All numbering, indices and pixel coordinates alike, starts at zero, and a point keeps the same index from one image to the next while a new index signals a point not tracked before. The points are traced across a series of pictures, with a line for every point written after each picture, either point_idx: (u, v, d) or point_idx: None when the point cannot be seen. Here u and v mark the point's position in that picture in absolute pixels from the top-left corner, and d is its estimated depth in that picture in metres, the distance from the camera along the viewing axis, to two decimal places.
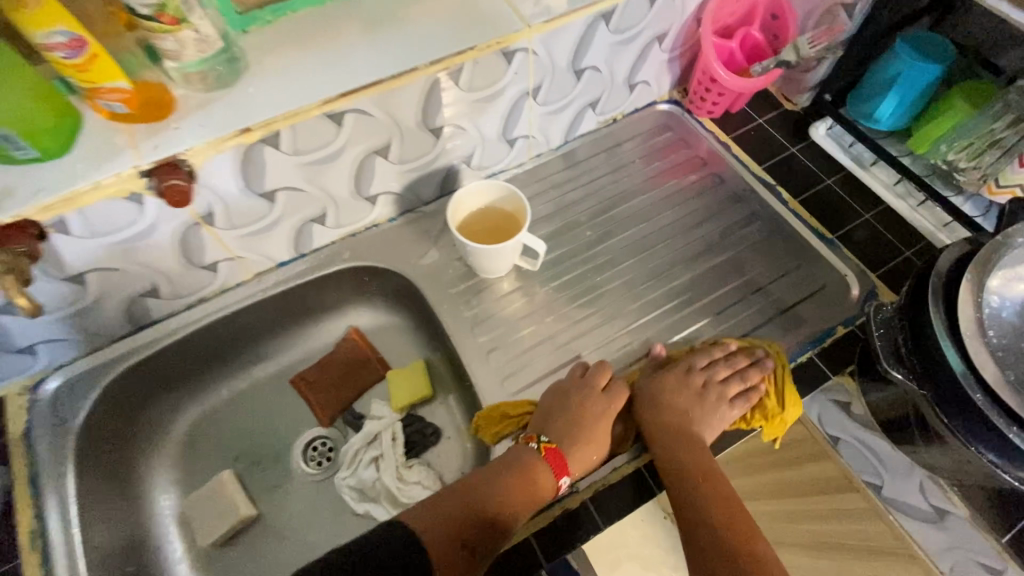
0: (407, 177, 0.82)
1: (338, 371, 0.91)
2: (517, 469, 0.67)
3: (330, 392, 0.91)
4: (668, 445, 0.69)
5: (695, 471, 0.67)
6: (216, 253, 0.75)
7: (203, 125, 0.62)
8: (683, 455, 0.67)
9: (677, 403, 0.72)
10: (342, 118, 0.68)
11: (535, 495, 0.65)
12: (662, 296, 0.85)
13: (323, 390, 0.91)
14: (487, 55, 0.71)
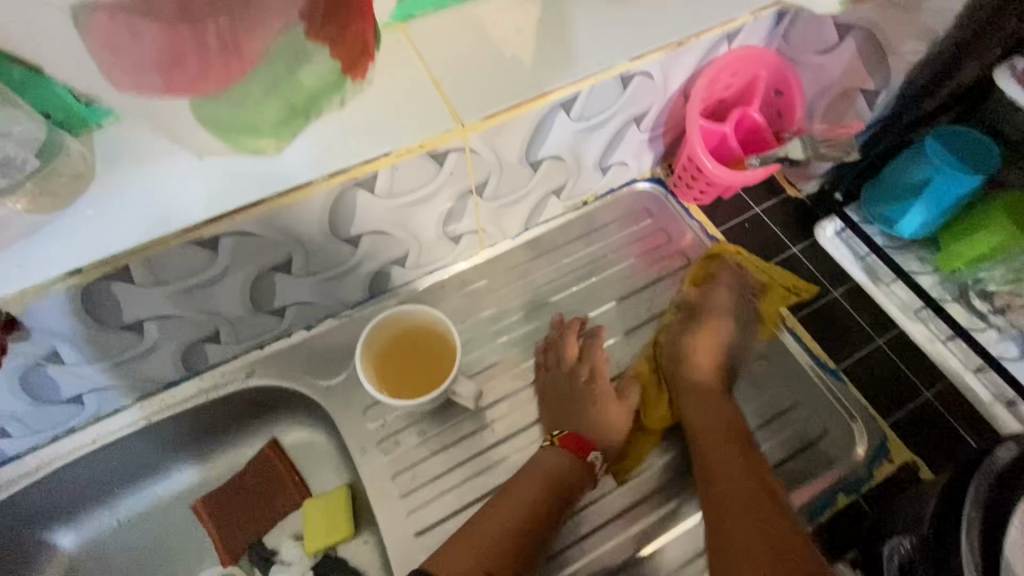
0: (321, 286, 0.67)
1: (246, 498, 0.78)
2: (545, 472, 0.64)
3: (235, 523, 0.77)
4: (695, 407, 0.67)
5: (721, 436, 0.62)
6: (77, 387, 0.61)
7: (23, 264, 0.48)
8: (700, 413, 0.66)
9: (704, 373, 0.69)
10: (217, 244, 0.53)
11: (558, 481, 0.63)
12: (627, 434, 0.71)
13: (227, 521, 0.77)
14: (410, 160, 0.56)
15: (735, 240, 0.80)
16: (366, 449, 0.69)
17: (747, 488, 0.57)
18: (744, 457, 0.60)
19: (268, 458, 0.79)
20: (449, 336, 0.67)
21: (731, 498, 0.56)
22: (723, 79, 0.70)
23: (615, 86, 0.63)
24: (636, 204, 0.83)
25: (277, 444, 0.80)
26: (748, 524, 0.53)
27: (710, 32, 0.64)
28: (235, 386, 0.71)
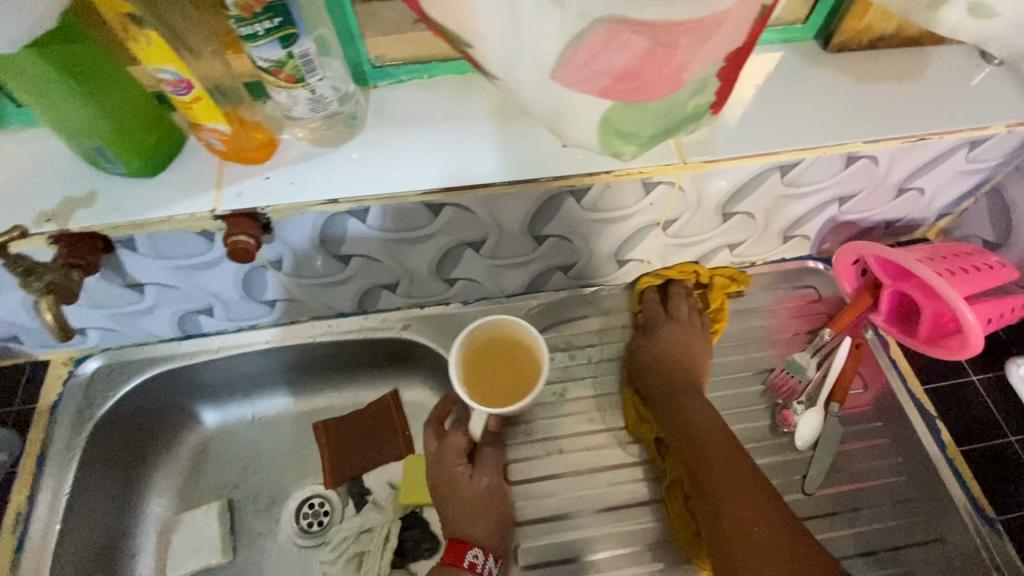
0: (494, 270, 0.73)
1: (361, 433, 0.85)
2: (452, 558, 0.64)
3: (346, 454, 0.84)
4: (671, 415, 0.69)
5: (709, 440, 0.65)
6: (278, 293, 0.70)
7: (293, 183, 0.56)
8: (675, 427, 0.68)
9: (677, 378, 0.72)
10: (440, 210, 0.60)
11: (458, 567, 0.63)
12: None
13: (339, 449, 0.84)
14: (626, 181, 0.59)
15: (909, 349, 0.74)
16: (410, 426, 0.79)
17: (728, 488, 0.60)
18: (737, 457, 0.63)
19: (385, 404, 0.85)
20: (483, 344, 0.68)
21: (731, 499, 0.60)
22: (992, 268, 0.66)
23: (837, 162, 0.62)
24: (801, 281, 0.81)
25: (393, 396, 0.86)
26: (751, 527, 0.57)
27: (955, 133, 0.62)
28: (389, 333, 0.78)
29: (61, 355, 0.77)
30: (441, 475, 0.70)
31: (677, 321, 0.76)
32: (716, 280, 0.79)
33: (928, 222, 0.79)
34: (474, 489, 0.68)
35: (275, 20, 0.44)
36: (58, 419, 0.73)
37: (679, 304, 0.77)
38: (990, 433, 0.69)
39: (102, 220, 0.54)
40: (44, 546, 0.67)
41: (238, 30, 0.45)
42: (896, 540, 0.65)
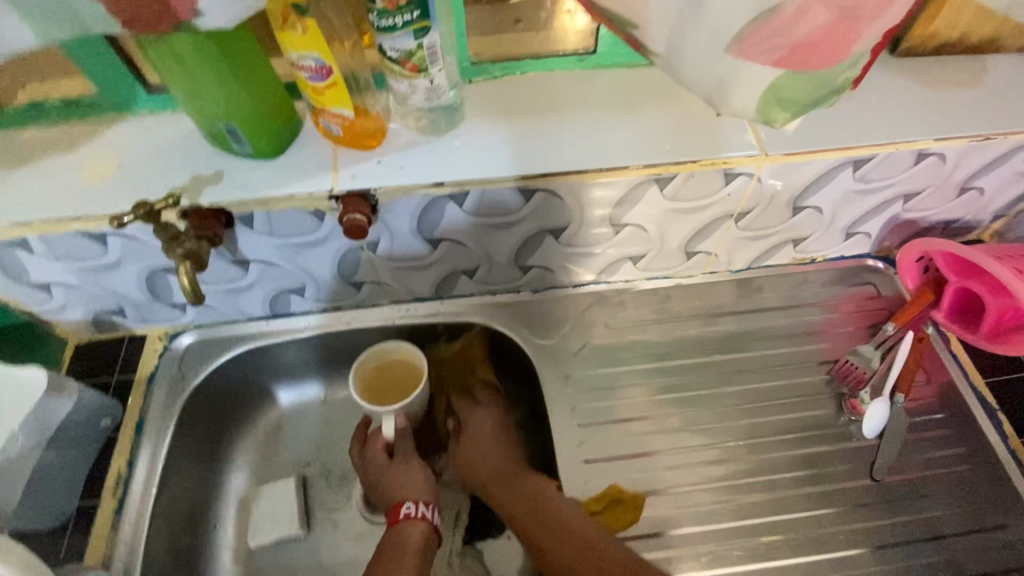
0: (568, 258, 0.76)
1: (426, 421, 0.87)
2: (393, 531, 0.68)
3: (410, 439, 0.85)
4: (498, 485, 0.74)
5: (529, 491, 0.71)
6: (366, 275, 0.75)
7: (402, 166, 0.61)
8: (501, 496, 0.73)
9: (495, 459, 0.76)
10: (532, 196, 0.64)
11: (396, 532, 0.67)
12: (798, 477, 0.71)
13: None
14: (707, 171, 0.63)
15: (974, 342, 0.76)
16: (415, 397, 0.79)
17: (562, 545, 0.66)
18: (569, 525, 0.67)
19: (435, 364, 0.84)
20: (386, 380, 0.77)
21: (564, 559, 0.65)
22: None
23: (907, 159, 0.66)
24: (861, 278, 0.84)
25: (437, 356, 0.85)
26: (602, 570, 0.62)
27: (1021, 133, 0.66)
28: (463, 318, 0.82)
29: (157, 330, 0.82)
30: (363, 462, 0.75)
31: (483, 423, 0.79)
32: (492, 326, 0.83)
33: (987, 222, 0.81)
34: (404, 465, 0.73)
35: (415, 13, 0.49)
36: (154, 390, 0.78)
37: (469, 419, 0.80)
38: None
39: (231, 197, 0.59)
40: (142, 508, 0.71)
41: (378, 22, 0.50)
42: (960, 526, 0.68)
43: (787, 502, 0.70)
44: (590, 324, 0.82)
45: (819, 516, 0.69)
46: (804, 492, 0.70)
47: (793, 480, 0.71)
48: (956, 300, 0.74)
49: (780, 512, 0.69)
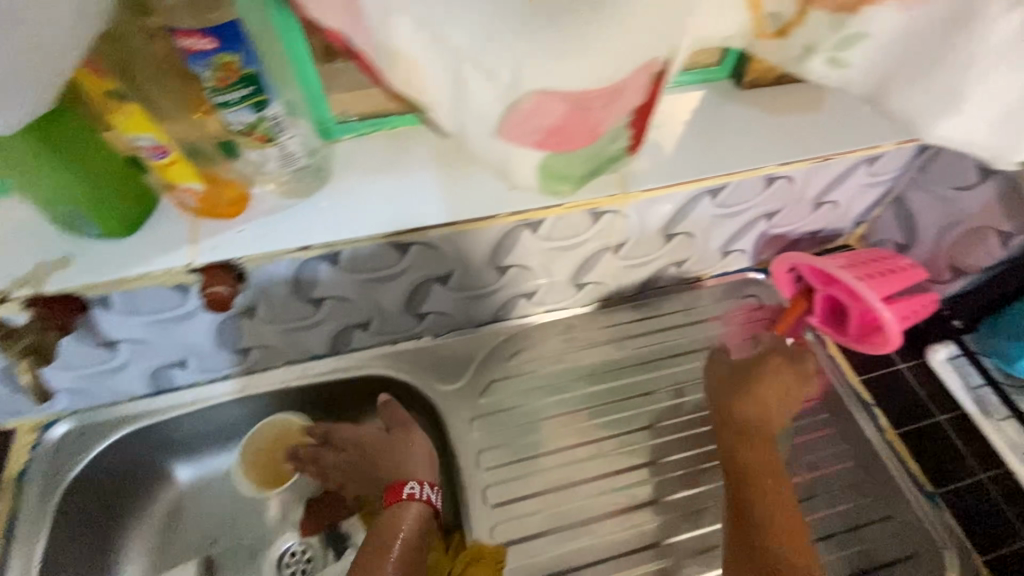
0: (461, 302, 0.76)
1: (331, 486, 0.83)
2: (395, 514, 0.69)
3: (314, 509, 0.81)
4: (747, 409, 0.72)
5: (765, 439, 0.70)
6: (251, 340, 0.73)
7: (265, 232, 0.60)
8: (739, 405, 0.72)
9: (768, 399, 0.73)
10: (406, 249, 0.64)
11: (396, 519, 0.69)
12: None
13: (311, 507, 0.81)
14: (575, 213, 0.66)
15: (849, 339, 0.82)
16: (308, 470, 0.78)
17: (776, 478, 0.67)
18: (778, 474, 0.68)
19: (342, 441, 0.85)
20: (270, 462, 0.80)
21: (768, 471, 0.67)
22: (898, 270, 0.76)
23: (758, 184, 0.70)
24: (744, 291, 0.89)
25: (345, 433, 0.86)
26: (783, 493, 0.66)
27: (855, 152, 0.71)
28: (364, 371, 0.80)
29: (27, 422, 0.75)
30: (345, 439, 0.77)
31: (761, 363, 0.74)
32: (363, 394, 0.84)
33: (849, 229, 0.87)
34: (375, 433, 0.75)
35: (249, 88, 0.49)
36: (26, 489, 0.72)
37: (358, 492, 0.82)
38: (927, 417, 0.76)
39: (80, 281, 0.56)
40: None
41: (212, 99, 0.49)
42: (850, 518, 0.72)
43: None
44: (491, 364, 0.82)
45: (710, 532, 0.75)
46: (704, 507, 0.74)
47: None
48: (826, 307, 0.79)
49: None
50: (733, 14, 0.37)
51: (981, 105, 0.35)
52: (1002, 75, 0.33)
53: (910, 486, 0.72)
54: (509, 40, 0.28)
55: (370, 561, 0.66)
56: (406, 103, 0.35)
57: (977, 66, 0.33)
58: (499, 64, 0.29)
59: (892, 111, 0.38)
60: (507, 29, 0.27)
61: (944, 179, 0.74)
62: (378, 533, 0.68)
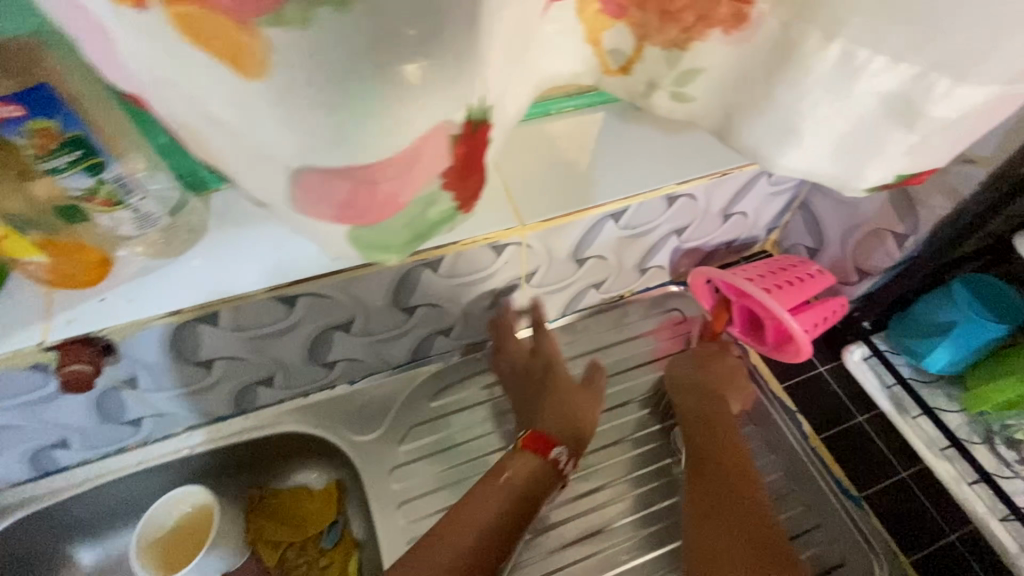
0: (371, 346, 0.73)
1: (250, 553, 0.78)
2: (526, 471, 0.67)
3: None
4: (705, 384, 0.76)
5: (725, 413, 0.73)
6: (140, 410, 0.67)
7: (132, 299, 0.55)
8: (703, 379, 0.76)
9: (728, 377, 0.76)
10: (295, 302, 0.60)
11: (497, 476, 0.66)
12: None
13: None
14: (474, 248, 0.63)
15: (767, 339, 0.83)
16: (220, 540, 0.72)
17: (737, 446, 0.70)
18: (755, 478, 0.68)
19: (263, 504, 0.80)
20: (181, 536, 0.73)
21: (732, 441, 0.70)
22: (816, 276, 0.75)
23: (660, 203, 0.70)
24: (667, 305, 0.89)
25: (267, 493, 0.81)
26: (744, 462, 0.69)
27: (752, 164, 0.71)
28: (275, 428, 0.75)
29: None
30: (563, 390, 0.73)
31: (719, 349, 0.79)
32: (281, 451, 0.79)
33: (762, 237, 0.87)
34: (594, 393, 0.74)
35: (77, 153, 0.45)
36: None
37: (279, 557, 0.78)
38: (849, 420, 0.76)
39: None
40: None
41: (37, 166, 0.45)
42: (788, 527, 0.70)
43: None
44: (412, 408, 0.78)
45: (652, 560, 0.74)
46: None
47: None
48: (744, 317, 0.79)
49: None
50: (572, 49, 0.37)
51: (818, 135, 0.33)
52: (834, 106, 0.32)
53: (835, 491, 0.71)
54: (261, 112, 0.24)
55: (488, 493, 0.64)
56: (214, 171, 0.31)
57: (811, 99, 0.32)
58: (260, 139, 0.25)
59: (739, 143, 0.36)
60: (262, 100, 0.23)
61: None
62: (514, 472, 0.66)
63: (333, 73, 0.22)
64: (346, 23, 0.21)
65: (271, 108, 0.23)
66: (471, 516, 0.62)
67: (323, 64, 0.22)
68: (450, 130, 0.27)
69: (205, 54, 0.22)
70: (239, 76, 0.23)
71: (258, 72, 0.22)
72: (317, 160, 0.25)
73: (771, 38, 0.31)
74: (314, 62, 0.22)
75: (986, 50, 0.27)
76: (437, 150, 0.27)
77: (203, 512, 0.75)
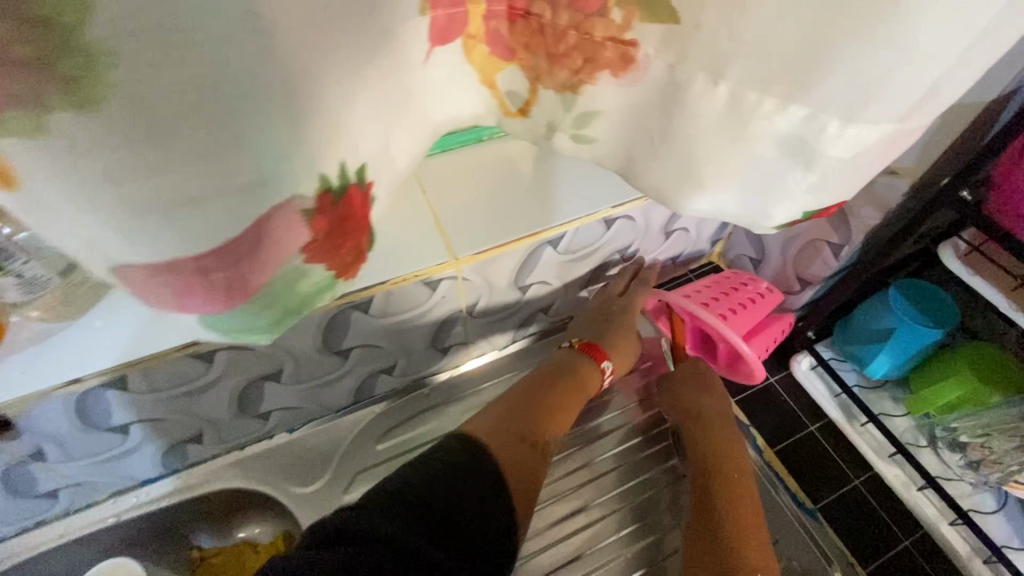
0: (308, 392, 0.69)
1: None
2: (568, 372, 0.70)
3: None
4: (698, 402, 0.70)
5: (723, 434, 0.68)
6: (54, 482, 0.62)
7: (27, 369, 0.51)
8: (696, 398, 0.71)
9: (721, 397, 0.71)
10: (213, 358, 0.56)
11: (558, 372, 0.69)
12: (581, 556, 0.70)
13: None
14: (405, 287, 0.60)
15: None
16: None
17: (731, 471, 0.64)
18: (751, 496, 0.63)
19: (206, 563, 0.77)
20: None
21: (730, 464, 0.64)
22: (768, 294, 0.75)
23: (597, 226, 0.69)
24: None
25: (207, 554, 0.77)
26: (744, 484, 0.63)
27: None
28: (210, 486, 0.71)
29: None
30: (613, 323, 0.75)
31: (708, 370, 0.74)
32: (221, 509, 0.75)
33: (707, 249, 0.87)
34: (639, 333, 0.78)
35: None
36: None
37: None
38: (801, 430, 0.76)
39: None
40: None
41: None
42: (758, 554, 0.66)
43: None
44: (358, 454, 0.74)
45: None
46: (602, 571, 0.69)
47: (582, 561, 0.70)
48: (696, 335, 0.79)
49: None
50: (467, 91, 0.36)
51: (719, 178, 0.32)
52: (729, 149, 0.30)
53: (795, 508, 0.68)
54: (51, 211, 0.22)
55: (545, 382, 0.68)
56: None
57: (700, 143, 0.31)
58: (64, 233, 0.22)
59: (643, 186, 0.35)
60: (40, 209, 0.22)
61: None
62: (563, 393, 0.68)
63: (107, 167, 0.20)
64: (100, 123, 0.19)
65: (52, 210, 0.21)
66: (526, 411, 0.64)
67: (90, 165, 0.20)
68: (301, 206, 0.27)
69: None
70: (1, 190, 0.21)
71: (14, 183, 0.21)
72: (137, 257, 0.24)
73: (658, 80, 0.30)
74: (76, 162, 0.20)
75: (865, 95, 0.26)
76: (291, 227, 0.27)
77: None
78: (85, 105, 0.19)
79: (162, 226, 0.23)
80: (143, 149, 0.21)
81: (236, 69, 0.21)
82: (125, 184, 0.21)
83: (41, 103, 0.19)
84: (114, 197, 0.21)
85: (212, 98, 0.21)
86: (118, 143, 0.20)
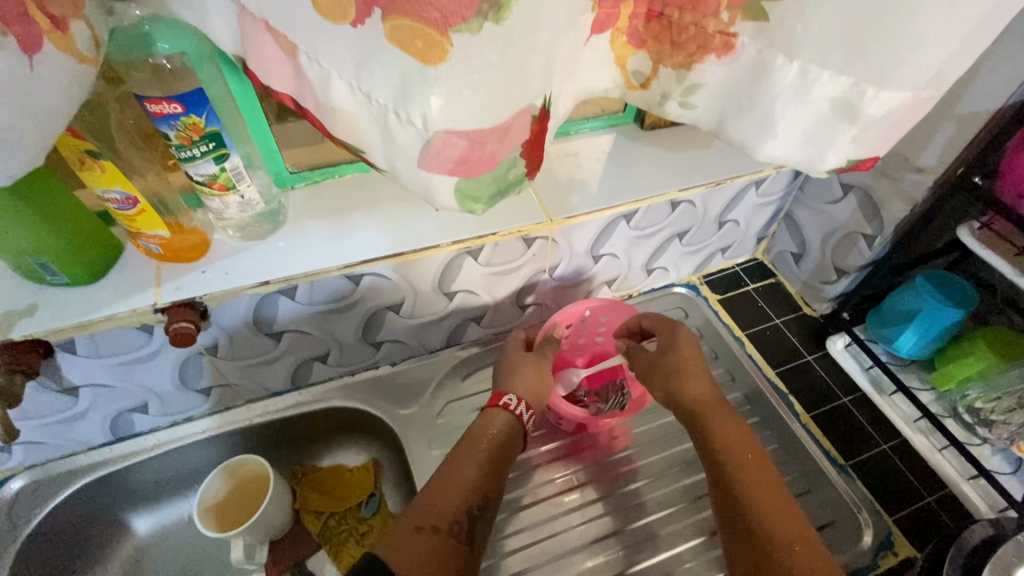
0: (415, 328, 0.83)
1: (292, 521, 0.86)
2: (481, 428, 0.71)
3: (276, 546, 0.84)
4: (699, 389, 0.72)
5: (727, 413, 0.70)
6: (212, 379, 0.76)
7: (227, 271, 0.66)
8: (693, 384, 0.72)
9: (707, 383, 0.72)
10: (359, 279, 0.70)
11: (476, 432, 0.70)
12: (638, 486, 0.82)
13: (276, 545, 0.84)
14: (508, 239, 0.74)
15: (758, 324, 0.95)
16: (272, 504, 0.80)
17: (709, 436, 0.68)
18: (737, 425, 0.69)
19: (306, 477, 0.89)
20: (250, 486, 0.83)
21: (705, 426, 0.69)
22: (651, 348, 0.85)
23: (666, 207, 0.82)
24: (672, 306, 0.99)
25: (309, 469, 0.90)
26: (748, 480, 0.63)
27: (741, 177, 0.83)
28: (324, 403, 0.84)
29: None
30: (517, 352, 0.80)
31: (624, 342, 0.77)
32: (326, 426, 0.87)
33: (752, 245, 1.00)
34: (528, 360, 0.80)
35: (211, 144, 0.56)
36: None
37: (313, 522, 0.86)
38: (842, 401, 0.86)
39: (47, 326, 0.60)
40: None
41: (178, 154, 0.56)
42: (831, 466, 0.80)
43: (632, 512, 0.79)
44: (446, 389, 0.87)
45: (660, 518, 0.79)
46: (650, 500, 0.80)
47: (638, 489, 0.81)
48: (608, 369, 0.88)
49: (628, 520, 0.78)
50: (606, 69, 0.50)
51: (789, 130, 0.46)
52: (797, 109, 0.44)
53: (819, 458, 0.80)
54: (429, 86, 0.34)
55: (465, 448, 0.68)
56: (348, 148, 0.42)
57: (779, 105, 0.44)
58: (424, 111, 0.35)
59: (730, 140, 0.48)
60: (430, 79, 0.34)
61: (818, 195, 0.87)
62: (479, 432, 0.70)
63: (477, 49, 0.33)
64: (496, 32, 0.32)
65: (412, 93, 0.35)
66: (447, 480, 0.65)
67: (470, 46, 0.32)
68: (532, 112, 0.39)
69: (399, 51, 0.33)
70: (418, 62, 0.33)
71: (434, 60, 0.33)
72: (456, 126, 0.36)
73: (751, 60, 0.44)
74: (459, 51, 0.32)
75: (905, 71, 0.40)
76: (523, 126, 0.39)
77: (249, 479, 0.83)
78: (489, 17, 0.32)
79: (485, 100, 0.35)
80: (499, 54, 0.34)
81: (544, 17, 0.34)
82: (484, 73, 0.34)
83: (479, 13, 0.31)
84: (479, 79, 0.34)
85: (534, 26, 0.34)
86: (489, 36, 0.32)
